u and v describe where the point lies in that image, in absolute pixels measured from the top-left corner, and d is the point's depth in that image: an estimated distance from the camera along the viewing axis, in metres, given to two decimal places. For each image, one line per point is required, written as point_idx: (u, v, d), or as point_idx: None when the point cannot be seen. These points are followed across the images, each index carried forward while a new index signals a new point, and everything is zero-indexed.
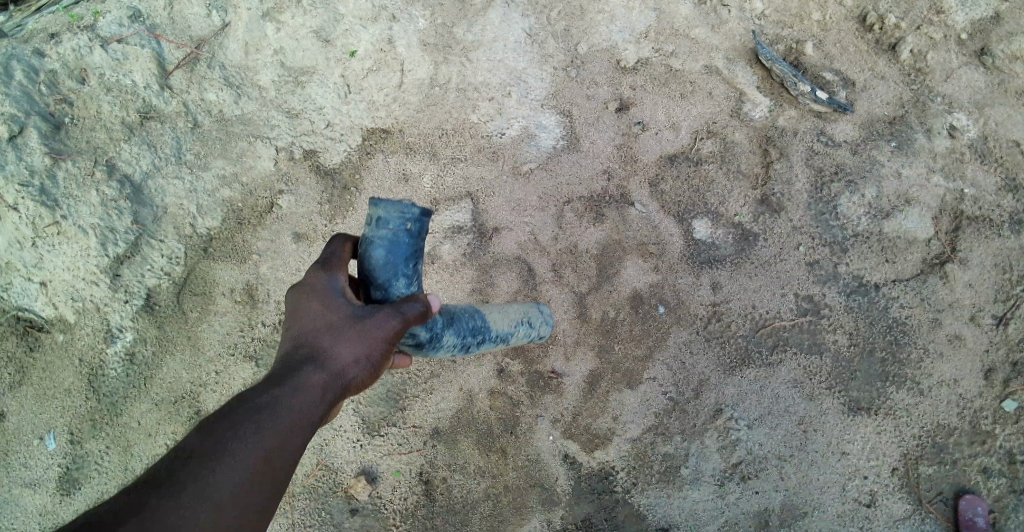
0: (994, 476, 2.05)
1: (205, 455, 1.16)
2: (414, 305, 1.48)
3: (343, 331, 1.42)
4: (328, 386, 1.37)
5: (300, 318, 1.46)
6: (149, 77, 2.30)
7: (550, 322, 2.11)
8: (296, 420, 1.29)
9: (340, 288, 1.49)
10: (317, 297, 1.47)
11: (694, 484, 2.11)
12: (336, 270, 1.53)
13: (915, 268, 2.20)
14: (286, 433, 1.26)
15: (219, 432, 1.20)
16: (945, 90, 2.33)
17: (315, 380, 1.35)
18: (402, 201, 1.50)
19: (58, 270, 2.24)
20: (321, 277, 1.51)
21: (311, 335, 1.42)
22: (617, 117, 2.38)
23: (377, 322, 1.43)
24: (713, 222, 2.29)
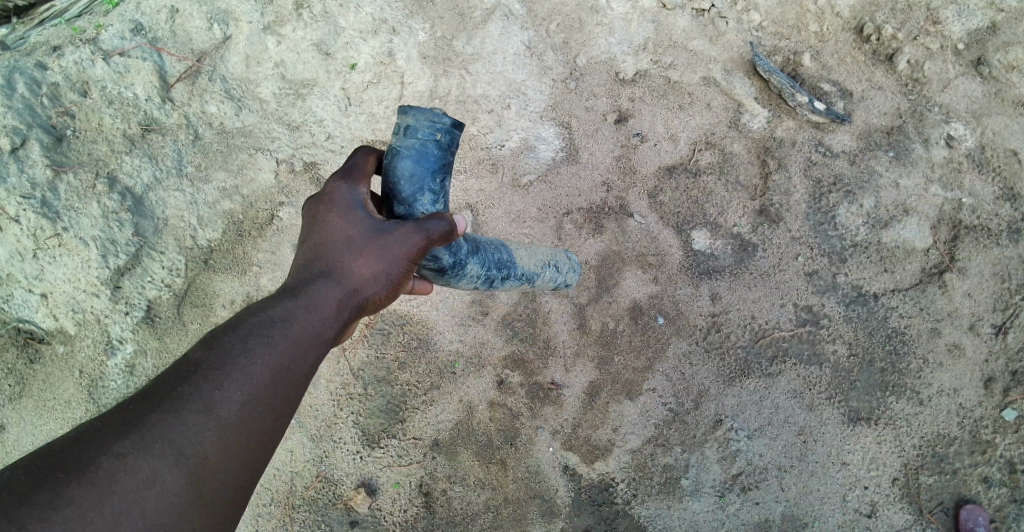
0: (994, 485, 2.05)
1: (192, 420, 1.20)
2: (438, 224, 1.44)
3: (358, 246, 1.44)
4: (345, 302, 1.43)
5: (321, 226, 1.47)
6: (151, 90, 2.32)
7: (575, 270, 2.07)
8: (305, 334, 1.37)
9: (362, 200, 1.48)
10: (338, 208, 1.47)
11: (694, 495, 2.11)
12: (358, 181, 1.50)
13: (914, 277, 2.21)
14: (295, 348, 1.35)
15: (211, 397, 1.23)
16: (943, 100, 2.34)
17: (333, 299, 1.42)
18: (433, 110, 1.44)
19: (59, 281, 2.24)
20: (343, 187, 1.49)
21: (328, 248, 1.46)
22: (616, 129, 2.40)
23: (398, 239, 1.42)
24: (712, 233, 2.29)
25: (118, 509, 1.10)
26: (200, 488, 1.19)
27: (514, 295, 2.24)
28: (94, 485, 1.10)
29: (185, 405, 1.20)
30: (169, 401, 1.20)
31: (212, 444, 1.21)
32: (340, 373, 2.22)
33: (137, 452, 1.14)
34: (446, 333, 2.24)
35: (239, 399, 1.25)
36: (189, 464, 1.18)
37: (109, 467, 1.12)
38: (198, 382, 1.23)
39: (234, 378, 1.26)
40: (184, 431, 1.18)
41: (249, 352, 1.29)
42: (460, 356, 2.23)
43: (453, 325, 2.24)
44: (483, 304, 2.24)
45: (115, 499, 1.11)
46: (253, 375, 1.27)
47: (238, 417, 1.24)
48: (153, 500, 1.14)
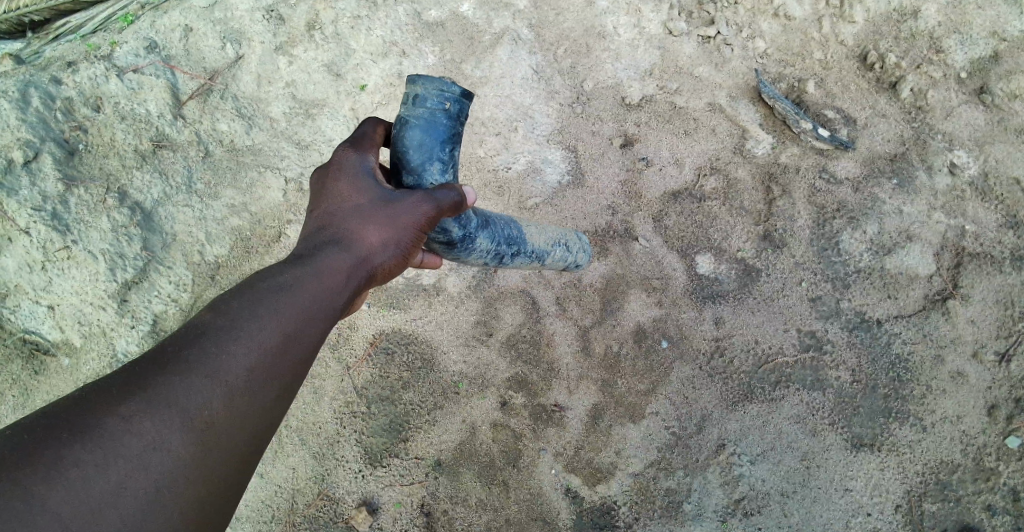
0: (999, 514, 2.04)
1: (203, 382, 1.08)
2: (449, 194, 1.41)
3: (369, 214, 1.38)
4: (354, 272, 1.34)
5: (328, 195, 1.41)
6: (163, 107, 2.36)
7: (586, 253, 2.11)
8: (315, 303, 1.26)
9: (371, 168, 1.44)
10: (346, 176, 1.43)
11: (697, 520, 2.09)
12: (366, 151, 1.48)
13: (917, 304, 2.22)
14: (304, 316, 1.23)
15: (222, 360, 1.11)
16: (945, 128, 2.37)
17: (342, 265, 1.32)
18: (442, 79, 1.44)
19: (67, 293, 2.26)
20: (352, 157, 1.46)
21: (336, 217, 1.39)
22: (622, 153, 2.42)
23: (409, 206, 1.38)
24: (716, 258, 2.31)
25: (122, 475, 0.98)
26: (209, 460, 1.07)
27: (519, 316, 2.28)
28: (98, 448, 0.98)
29: (195, 368, 1.09)
30: (178, 363, 1.08)
31: (221, 411, 1.09)
32: (343, 391, 2.23)
33: (144, 414, 1.02)
34: (450, 353, 2.26)
35: (250, 363, 1.14)
36: (196, 431, 1.06)
37: (111, 431, 0.99)
38: (207, 345, 1.11)
39: (246, 340, 1.15)
40: (194, 394, 1.07)
41: (260, 313, 1.18)
42: (464, 377, 2.24)
43: (457, 345, 2.27)
44: (488, 324, 2.28)
45: (119, 466, 0.98)
46: (264, 339, 1.16)
47: (250, 383, 1.13)
48: (159, 469, 1.01)
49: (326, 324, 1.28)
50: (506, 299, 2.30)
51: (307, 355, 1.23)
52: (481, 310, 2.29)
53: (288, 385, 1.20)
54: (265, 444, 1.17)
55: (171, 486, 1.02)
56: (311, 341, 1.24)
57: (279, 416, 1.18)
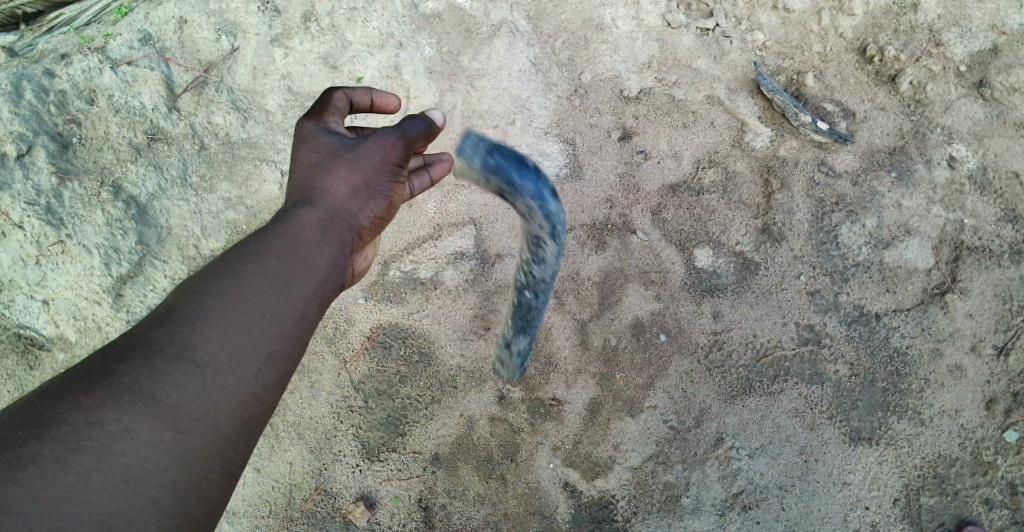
0: (996, 507, 2.04)
1: (170, 365, 1.13)
2: (415, 125, 1.55)
3: (340, 168, 1.47)
4: (333, 223, 1.44)
5: (296, 165, 1.51)
6: (157, 99, 2.34)
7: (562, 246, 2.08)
8: (304, 261, 1.35)
9: (333, 130, 1.54)
10: (311, 142, 1.52)
11: (695, 513, 2.08)
12: (324, 117, 1.57)
13: (915, 298, 2.21)
14: (292, 275, 1.32)
15: (190, 340, 1.17)
16: (944, 122, 2.36)
17: (319, 218, 1.42)
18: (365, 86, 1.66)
19: (62, 288, 2.24)
20: (311, 126, 1.54)
21: (310, 179, 1.47)
22: (620, 146, 2.41)
23: (374, 147, 1.50)
24: (715, 251, 2.30)
25: (87, 467, 1.00)
26: (181, 445, 1.09)
27: None
28: (60, 442, 1.00)
29: (159, 352, 1.14)
30: (141, 352, 1.13)
31: (192, 391, 1.13)
32: (341, 385, 2.24)
33: (107, 404, 1.06)
34: (448, 346, 2.25)
35: (221, 339, 1.19)
36: (167, 416, 1.09)
37: (74, 424, 1.03)
38: (172, 327, 1.17)
39: (215, 315, 1.20)
40: (161, 378, 1.11)
41: (229, 283, 1.25)
42: (462, 371, 2.23)
43: (455, 339, 2.26)
44: (485, 318, 2.28)
45: (82, 458, 1.00)
46: (233, 310, 1.22)
47: (223, 360, 1.17)
48: (127, 457, 1.04)
49: (310, 276, 1.35)
50: (504, 294, 2.29)
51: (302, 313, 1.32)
52: (478, 304, 2.29)
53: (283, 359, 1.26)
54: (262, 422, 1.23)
55: (146, 474, 1.04)
56: (292, 296, 1.30)
57: (275, 391, 1.24)
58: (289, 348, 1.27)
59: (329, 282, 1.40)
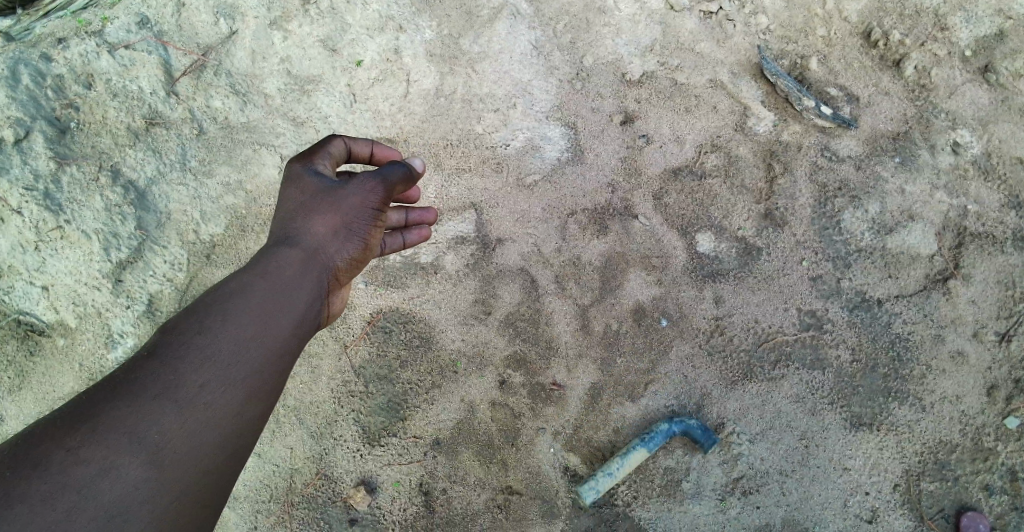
0: (996, 493, 2.04)
1: (153, 405, 1.27)
2: (392, 175, 1.73)
3: (318, 212, 1.68)
4: (311, 262, 1.63)
5: (284, 204, 1.73)
6: (156, 84, 2.32)
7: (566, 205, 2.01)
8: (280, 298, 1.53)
9: (319, 172, 1.76)
10: (298, 183, 1.74)
11: (695, 498, 2.09)
12: (312, 160, 1.78)
13: (918, 284, 2.20)
14: (267, 314, 1.49)
15: (172, 380, 1.31)
16: (949, 107, 2.34)
17: (297, 258, 1.62)
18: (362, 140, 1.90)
19: (61, 274, 2.24)
20: (299, 168, 1.76)
21: (292, 220, 1.68)
22: (621, 130, 2.39)
23: (354, 191, 1.69)
24: (717, 236, 2.28)
25: (71, 504, 1.15)
26: (163, 480, 1.24)
27: (517, 295, 2.26)
28: (48, 481, 1.15)
29: (142, 393, 1.28)
30: (124, 392, 1.27)
31: (172, 430, 1.27)
32: (341, 370, 2.23)
33: (91, 444, 1.20)
34: (449, 331, 2.25)
35: (199, 380, 1.34)
36: (147, 454, 1.24)
37: (61, 463, 1.17)
38: (155, 367, 1.32)
39: (196, 357, 1.35)
40: (143, 419, 1.26)
41: (210, 326, 1.40)
42: (463, 355, 2.22)
43: (455, 325, 2.25)
44: (487, 303, 2.26)
45: (68, 496, 1.15)
46: (213, 353, 1.37)
47: (201, 400, 1.32)
48: (109, 493, 1.19)
49: (286, 318, 1.53)
50: (505, 278, 2.27)
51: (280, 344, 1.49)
52: (479, 288, 2.27)
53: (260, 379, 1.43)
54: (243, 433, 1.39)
55: (126, 509, 1.19)
56: (268, 337, 1.47)
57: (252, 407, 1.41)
58: (266, 380, 1.44)
59: (304, 322, 1.58)
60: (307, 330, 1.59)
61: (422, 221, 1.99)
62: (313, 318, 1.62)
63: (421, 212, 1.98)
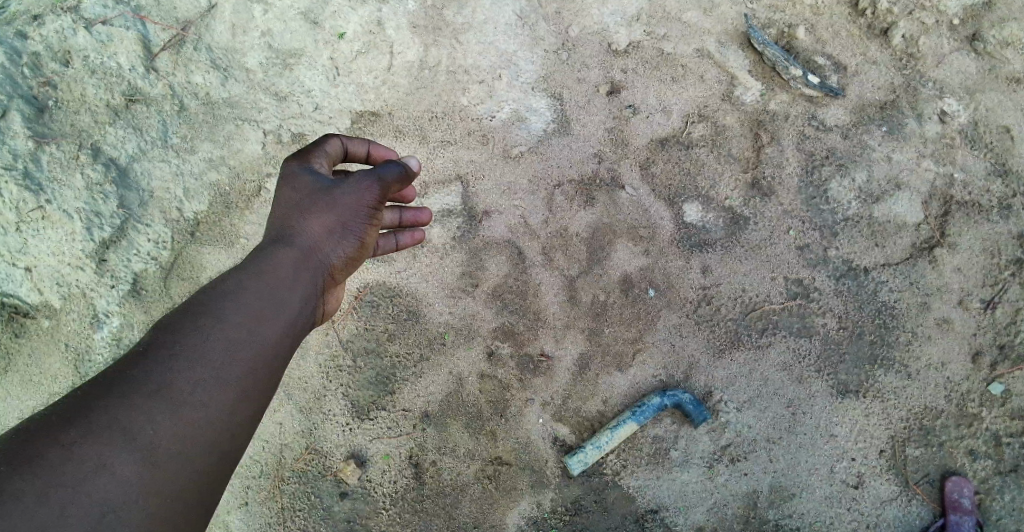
0: (980, 458, 2.06)
1: (147, 402, 1.23)
2: (387, 173, 1.74)
3: (312, 212, 1.67)
4: (306, 260, 1.63)
5: (279, 202, 1.73)
6: (134, 60, 2.27)
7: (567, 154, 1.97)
8: (270, 299, 1.52)
9: (314, 170, 1.75)
10: (294, 182, 1.74)
11: (683, 466, 2.10)
12: (309, 159, 1.79)
13: (904, 252, 2.20)
14: (258, 316, 1.47)
15: (166, 378, 1.28)
16: (936, 76, 2.34)
17: (292, 257, 1.62)
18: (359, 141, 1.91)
19: (43, 255, 2.20)
20: (296, 167, 1.76)
21: (286, 220, 1.68)
22: (608, 100, 2.37)
23: (350, 190, 1.70)
24: (704, 206, 2.28)
25: (64, 500, 1.08)
26: (158, 479, 1.19)
27: (505, 267, 2.25)
28: (40, 477, 1.08)
29: (136, 390, 1.24)
30: (118, 390, 1.24)
31: (167, 427, 1.23)
32: (329, 345, 2.22)
33: (84, 440, 1.15)
34: (436, 304, 2.24)
35: (194, 378, 1.30)
36: (142, 451, 1.19)
37: (54, 459, 1.11)
38: (149, 365, 1.29)
39: (191, 354, 1.33)
40: (139, 416, 1.21)
41: (204, 324, 1.38)
42: (450, 328, 2.22)
43: (443, 297, 2.24)
44: (474, 275, 2.26)
45: (61, 492, 1.09)
46: (209, 351, 1.35)
47: (196, 399, 1.29)
48: (103, 491, 1.12)
49: (280, 317, 1.52)
50: (492, 251, 2.27)
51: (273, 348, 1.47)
52: (466, 261, 2.27)
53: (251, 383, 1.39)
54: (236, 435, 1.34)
55: (119, 508, 1.13)
56: (261, 336, 1.45)
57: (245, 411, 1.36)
58: (258, 383, 1.40)
59: (297, 324, 1.57)
60: (301, 329, 1.59)
61: (415, 221, 1.99)
62: (307, 317, 1.61)
63: (414, 212, 1.97)
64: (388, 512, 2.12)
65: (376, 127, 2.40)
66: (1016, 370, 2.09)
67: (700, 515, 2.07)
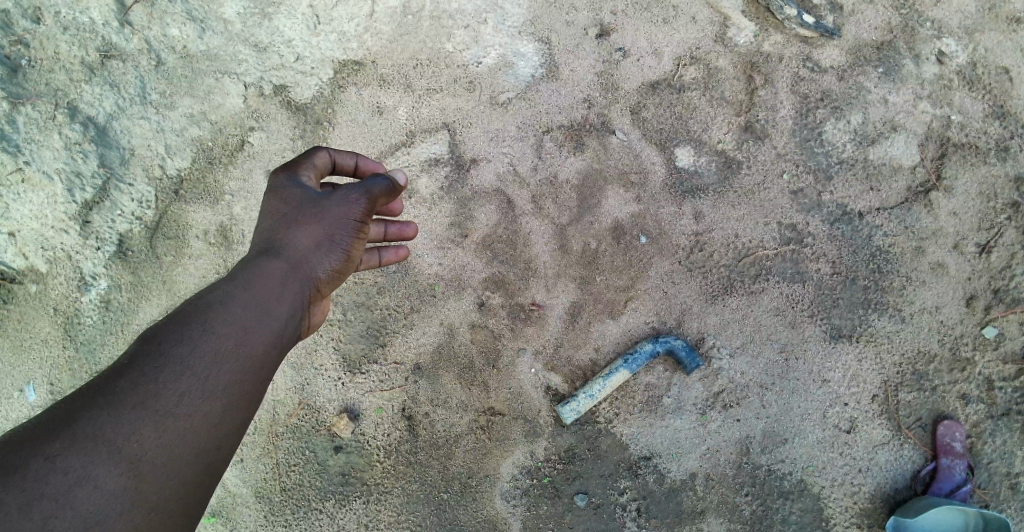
0: (972, 402, 2.06)
1: (133, 413, 1.21)
2: (376, 186, 1.66)
3: (300, 225, 1.59)
4: (293, 273, 1.54)
5: (266, 216, 1.64)
6: (107, 14, 2.14)
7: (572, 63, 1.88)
8: (254, 311, 1.43)
9: (303, 183, 1.67)
10: (281, 195, 1.65)
11: (676, 413, 2.10)
12: (297, 171, 1.69)
13: (900, 195, 2.17)
14: (243, 328, 1.40)
15: (153, 389, 1.25)
16: (935, 15, 2.27)
17: (280, 269, 1.53)
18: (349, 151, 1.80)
19: (26, 219, 2.16)
20: (284, 179, 1.67)
21: (273, 233, 1.59)
22: (597, 44, 2.30)
23: (338, 203, 1.61)
24: (696, 150, 2.23)
25: (46, 514, 1.09)
26: (142, 489, 1.19)
27: (494, 217, 2.22)
28: (23, 491, 1.09)
29: (122, 400, 1.22)
30: (103, 399, 1.22)
31: (153, 438, 1.21)
32: None
33: (69, 453, 1.14)
34: (426, 256, 2.21)
35: (181, 388, 1.27)
36: (127, 463, 1.18)
37: (37, 472, 1.11)
38: (136, 375, 1.25)
39: (178, 366, 1.29)
40: (124, 427, 1.20)
41: (190, 336, 1.33)
42: (440, 279, 2.20)
43: (432, 249, 2.21)
44: (463, 226, 2.22)
45: (43, 506, 1.10)
46: (196, 363, 1.30)
47: (183, 409, 1.26)
48: (86, 503, 1.13)
49: (266, 331, 1.44)
50: (480, 201, 2.23)
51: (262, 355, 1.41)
52: (455, 212, 2.23)
53: (239, 385, 1.35)
54: (225, 436, 1.32)
55: (102, 521, 1.14)
56: (249, 348, 1.39)
57: (233, 418, 1.33)
58: (245, 392, 1.36)
59: (284, 336, 1.49)
60: (287, 343, 1.50)
61: (401, 236, 1.87)
62: (294, 330, 1.52)
63: (401, 225, 1.86)
64: (382, 464, 2.13)
65: (360, 77, 2.34)
66: (1010, 314, 2.08)
67: (692, 462, 2.08)
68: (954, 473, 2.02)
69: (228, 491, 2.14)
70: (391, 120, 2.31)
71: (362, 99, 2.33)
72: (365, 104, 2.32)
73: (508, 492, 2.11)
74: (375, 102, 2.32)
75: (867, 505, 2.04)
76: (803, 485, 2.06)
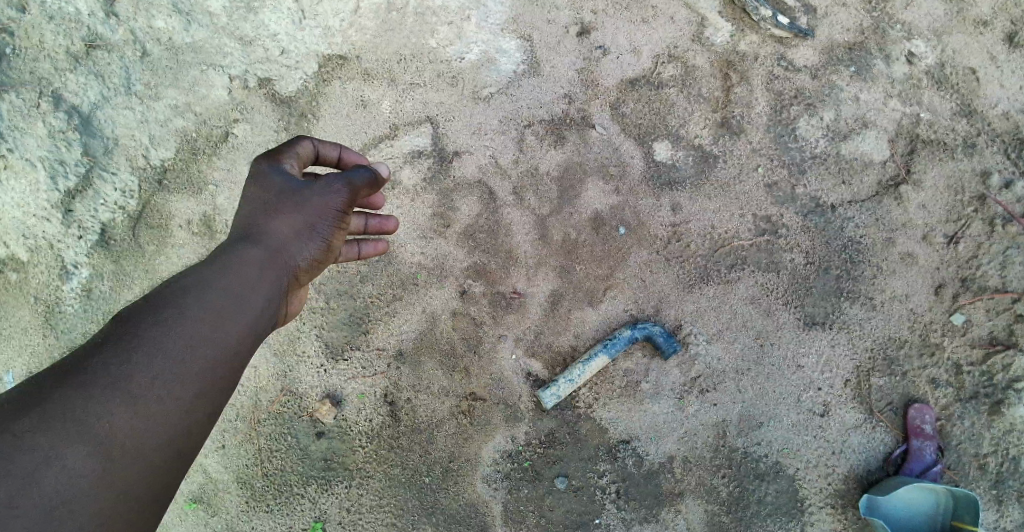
0: (942, 386, 2.12)
1: (105, 394, 1.23)
2: (359, 176, 1.72)
3: (280, 212, 1.62)
4: (271, 262, 1.57)
5: (244, 202, 1.66)
6: (93, 4, 2.15)
7: None
8: (229, 297, 1.45)
9: (285, 171, 1.69)
10: (262, 181, 1.67)
11: (655, 398, 2.15)
12: (278, 158, 1.72)
13: (870, 189, 2.24)
14: (217, 314, 1.41)
15: (125, 371, 1.27)
16: (905, 18, 2.35)
17: (257, 257, 1.55)
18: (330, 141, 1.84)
19: (7, 207, 2.16)
20: (265, 166, 1.69)
21: (253, 220, 1.62)
22: (578, 41, 2.35)
23: (319, 193, 1.65)
24: (674, 145, 2.29)
25: (12, 492, 1.10)
26: (109, 471, 1.20)
27: (476, 207, 2.26)
28: None
29: (93, 382, 1.24)
30: (74, 380, 1.24)
31: (123, 421, 1.23)
32: None
33: (38, 430, 1.16)
34: (409, 246, 2.24)
35: (154, 371, 1.29)
36: (96, 444, 1.19)
37: (4, 449, 1.12)
38: (109, 357, 1.28)
39: (152, 349, 1.30)
40: (95, 407, 1.21)
41: (165, 320, 1.35)
42: (423, 268, 2.23)
43: (415, 239, 2.25)
44: (445, 217, 2.26)
45: (9, 483, 1.10)
46: (169, 346, 1.32)
47: (154, 394, 1.27)
48: (52, 485, 1.13)
49: (242, 316, 1.46)
50: (462, 192, 2.27)
51: (236, 342, 1.43)
52: (437, 203, 2.27)
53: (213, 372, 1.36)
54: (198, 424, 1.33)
55: (69, 501, 1.14)
56: (224, 334, 1.41)
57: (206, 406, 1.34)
58: (220, 377, 1.37)
59: (261, 322, 1.51)
60: (263, 330, 1.52)
61: (382, 229, 1.91)
62: (271, 317, 1.54)
63: (381, 219, 1.89)
64: (365, 449, 2.15)
65: (344, 71, 2.37)
66: (977, 301, 2.14)
67: (670, 445, 2.13)
68: (924, 454, 2.07)
69: (210, 477, 2.15)
70: (375, 113, 2.35)
71: (346, 93, 2.36)
72: (350, 97, 2.35)
73: (489, 476, 2.13)
74: (359, 96, 2.36)
75: (841, 486, 2.09)
76: (778, 467, 2.10)
